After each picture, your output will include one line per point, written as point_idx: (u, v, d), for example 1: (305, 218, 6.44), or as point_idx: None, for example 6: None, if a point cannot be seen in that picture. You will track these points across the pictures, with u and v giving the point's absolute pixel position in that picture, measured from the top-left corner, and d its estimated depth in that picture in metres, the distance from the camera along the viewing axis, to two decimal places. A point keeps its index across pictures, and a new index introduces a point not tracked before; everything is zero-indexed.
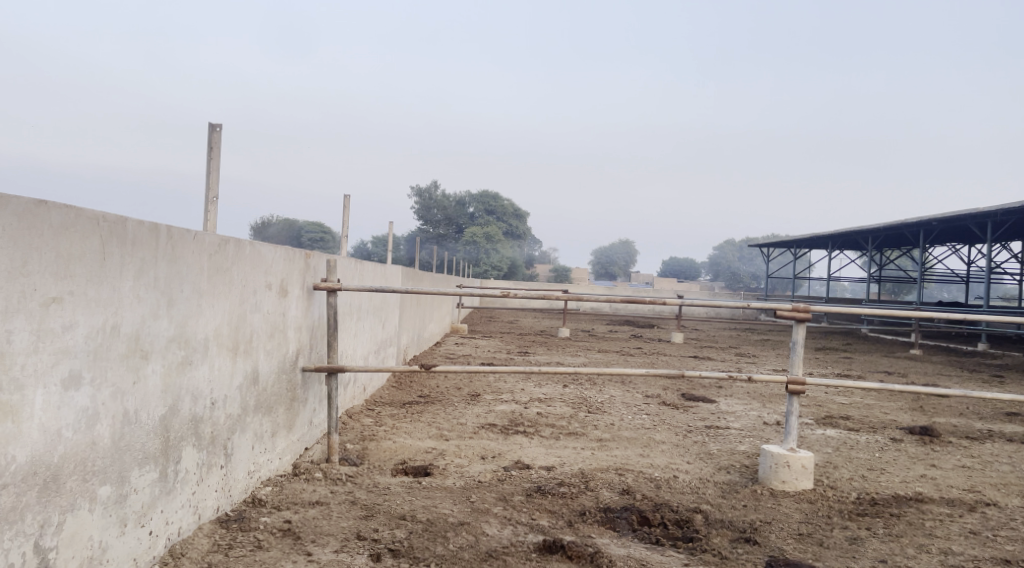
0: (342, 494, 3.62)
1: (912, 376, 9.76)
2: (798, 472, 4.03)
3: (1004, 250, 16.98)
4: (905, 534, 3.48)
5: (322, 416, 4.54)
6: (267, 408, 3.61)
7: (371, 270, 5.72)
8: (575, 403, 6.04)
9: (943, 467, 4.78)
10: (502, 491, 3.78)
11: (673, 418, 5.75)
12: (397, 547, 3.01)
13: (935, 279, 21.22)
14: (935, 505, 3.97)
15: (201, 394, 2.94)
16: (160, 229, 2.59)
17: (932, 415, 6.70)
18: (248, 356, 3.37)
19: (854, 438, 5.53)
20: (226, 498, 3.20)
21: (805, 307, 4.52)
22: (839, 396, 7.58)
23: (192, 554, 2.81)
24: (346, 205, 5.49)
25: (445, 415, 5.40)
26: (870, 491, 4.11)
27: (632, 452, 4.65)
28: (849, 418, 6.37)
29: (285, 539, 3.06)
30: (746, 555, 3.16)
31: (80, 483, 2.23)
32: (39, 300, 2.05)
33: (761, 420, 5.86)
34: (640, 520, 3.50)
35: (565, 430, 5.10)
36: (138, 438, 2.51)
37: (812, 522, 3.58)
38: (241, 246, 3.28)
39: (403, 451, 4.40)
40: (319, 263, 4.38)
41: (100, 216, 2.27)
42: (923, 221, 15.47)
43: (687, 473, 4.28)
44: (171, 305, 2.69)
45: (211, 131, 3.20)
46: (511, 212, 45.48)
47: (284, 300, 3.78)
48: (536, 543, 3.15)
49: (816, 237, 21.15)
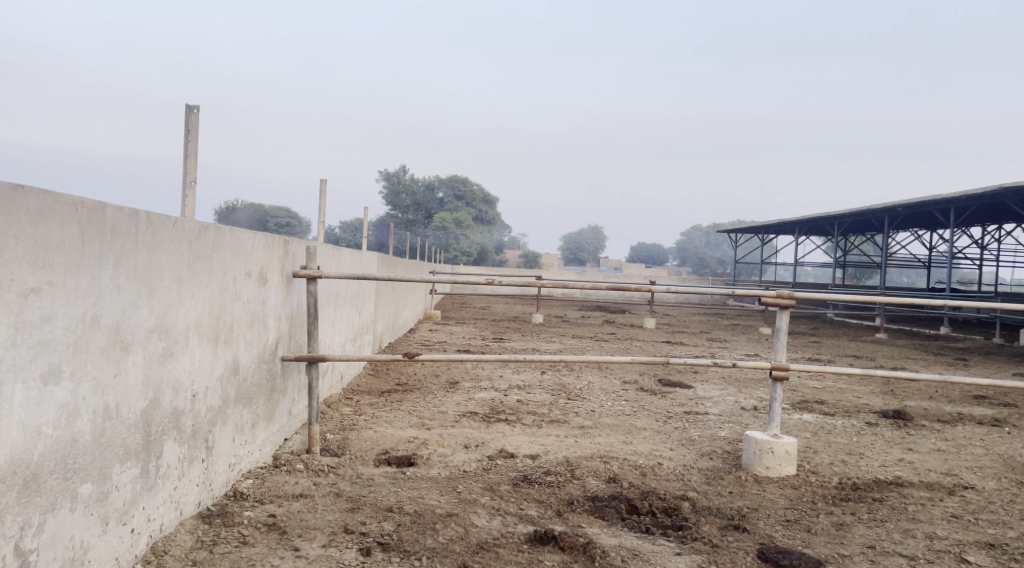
0: (326, 486, 3.55)
1: (881, 360, 9.89)
2: (782, 458, 4.05)
3: (965, 236, 17.31)
4: (890, 519, 3.50)
5: (301, 406, 4.45)
6: (246, 400, 3.51)
7: (348, 258, 5.62)
8: (554, 390, 6.01)
9: (919, 451, 4.84)
10: (488, 480, 3.73)
11: (651, 404, 5.74)
12: (386, 542, 2.95)
13: (896, 264, 21.60)
14: (914, 489, 4.01)
15: (182, 387, 2.84)
16: (139, 215, 2.48)
17: (903, 398, 6.80)
18: (228, 347, 3.27)
19: (830, 423, 5.58)
20: (207, 492, 3.11)
21: (788, 294, 4.52)
22: (812, 381, 7.65)
23: (175, 551, 2.72)
24: (322, 190, 5.38)
25: (424, 403, 5.34)
26: (851, 476, 4.14)
27: (616, 439, 4.63)
28: (824, 402, 6.43)
29: (271, 534, 2.98)
30: (736, 543, 3.15)
31: (60, 482, 2.13)
32: (17, 291, 1.94)
33: (739, 405, 5.87)
34: (629, 509, 3.48)
35: (547, 418, 5.06)
36: (119, 433, 2.42)
37: (798, 508, 3.59)
38: (221, 232, 3.18)
39: (385, 441, 4.33)
40: (297, 250, 4.27)
41: (78, 202, 2.16)
42: (888, 208, 15.66)
43: (670, 459, 4.27)
44: (151, 295, 2.58)
45: (188, 112, 3.09)
46: (480, 197, 45.23)
47: (263, 288, 3.67)
48: (527, 534, 3.11)
49: (783, 223, 21.33)
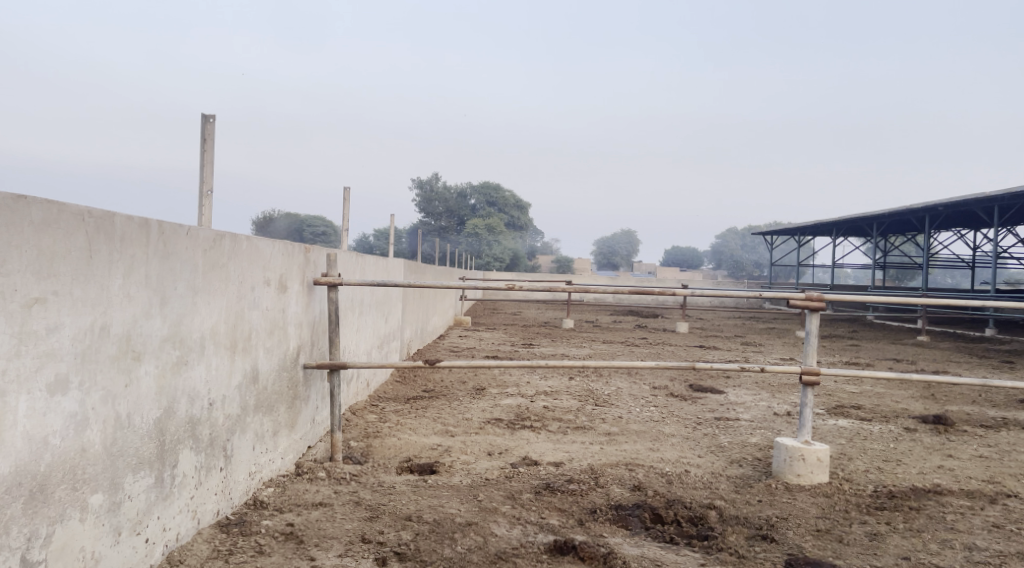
0: (346, 494, 3.52)
1: (922, 363, 9.63)
2: (813, 465, 3.93)
3: (1010, 235, 16.82)
4: (927, 529, 3.37)
5: (325, 413, 4.44)
6: (267, 408, 3.50)
7: (372, 264, 5.61)
8: (581, 396, 5.94)
9: (960, 457, 4.68)
10: (510, 489, 3.67)
11: (681, 410, 5.63)
12: (403, 551, 2.91)
13: (940, 265, 21.05)
14: (953, 497, 3.86)
15: (198, 395, 2.84)
16: (151, 224, 2.48)
17: (945, 403, 6.59)
18: (247, 355, 3.27)
19: (867, 428, 5.42)
20: (226, 500, 3.10)
21: (819, 297, 4.39)
22: (848, 385, 7.47)
23: (190, 561, 2.71)
24: (346, 198, 5.38)
25: (450, 410, 5.31)
26: (887, 484, 4.00)
27: (642, 446, 4.54)
28: (861, 407, 6.26)
29: (288, 543, 2.96)
30: (764, 554, 3.05)
31: (70, 492, 2.13)
32: (21, 301, 1.94)
33: (772, 410, 5.74)
34: (652, 518, 3.40)
35: (572, 424, 4.99)
36: (132, 442, 2.41)
37: (830, 518, 3.48)
38: (237, 240, 3.17)
39: (408, 448, 4.30)
40: (318, 257, 4.27)
41: (86, 211, 2.16)
42: (930, 207, 15.29)
43: (698, 467, 4.17)
44: (164, 304, 2.58)
45: (204, 122, 3.09)
46: (512, 203, 45.28)
47: (283, 296, 3.67)
48: (547, 543, 3.05)
49: (820, 224, 20.96)
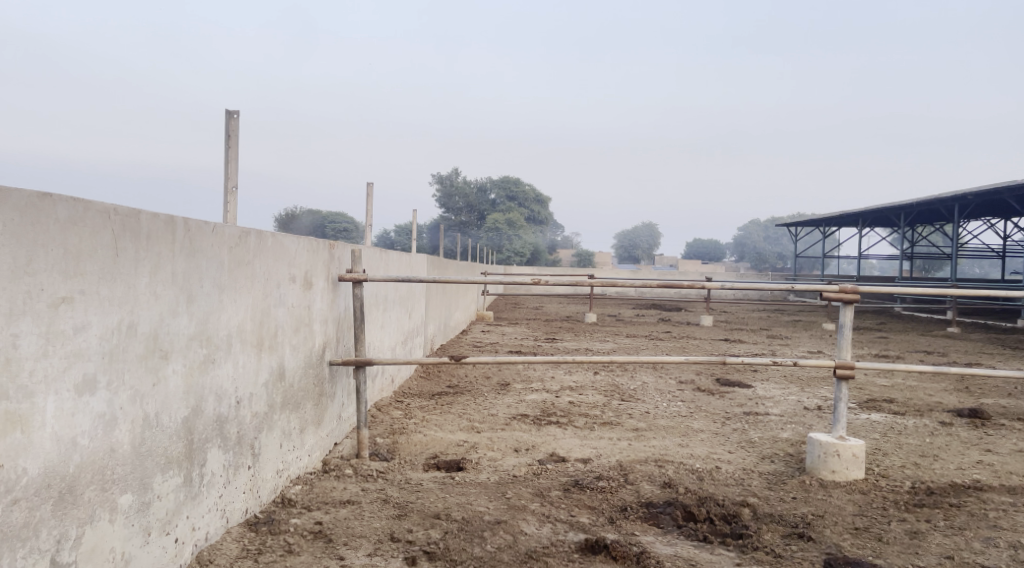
0: (373, 492, 3.49)
1: (954, 355, 9.44)
2: (849, 461, 3.84)
3: None
4: (969, 527, 3.28)
5: (351, 410, 4.42)
6: (294, 406, 3.48)
7: (396, 260, 5.57)
8: (607, 391, 5.86)
9: (998, 452, 4.56)
10: (538, 485, 3.63)
11: (709, 405, 5.55)
12: (432, 551, 2.86)
13: (969, 254, 20.70)
14: (993, 493, 3.76)
15: (225, 393, 2.81)
16: (177, 221, 2.45)
17: (980, 396, 6.45)
18: (273, 352, 3.24)
19: (900, 423, 5.32)
20: (254, 499, 3.07)
21: (853, 290, 4.29)
22: (879, 379, 7.34)
23: (220, 560, 2.69)
24: (370, 193, 5.36)
25: (475, 405, 5.27)
26: (925, 480, 3.90)
27: (671, 442, 4.48)
28: (894, 401, 6.14)
29: (317, 542, 2.93)
30: (801, 553, 2.98)
31: (99, 492, 2.11)
32: (48, 301, 1.92)
33: (802, 405, 5.63)
34: (684, 516, 3.33)
35: (599, 420, 4.94)
36: (160, 441, 2.39)
37: (867, 515, 3.39)
38: (263, 237, 3.14)
39: (435, 445, 4.27)
40: (343, 253, 4.24)
41: (111, 209, 2.14)
42: (959, 197, 15.02)
43: (729, 463, 4.10)
44: (190, 302, 2.55)
45: (228, 118, 3.06)
46: (532, 197, 45.17)
47: (308, 292, 3.63)
48: (577, 542, 3.00)
49: (845, 215, 20.71)
